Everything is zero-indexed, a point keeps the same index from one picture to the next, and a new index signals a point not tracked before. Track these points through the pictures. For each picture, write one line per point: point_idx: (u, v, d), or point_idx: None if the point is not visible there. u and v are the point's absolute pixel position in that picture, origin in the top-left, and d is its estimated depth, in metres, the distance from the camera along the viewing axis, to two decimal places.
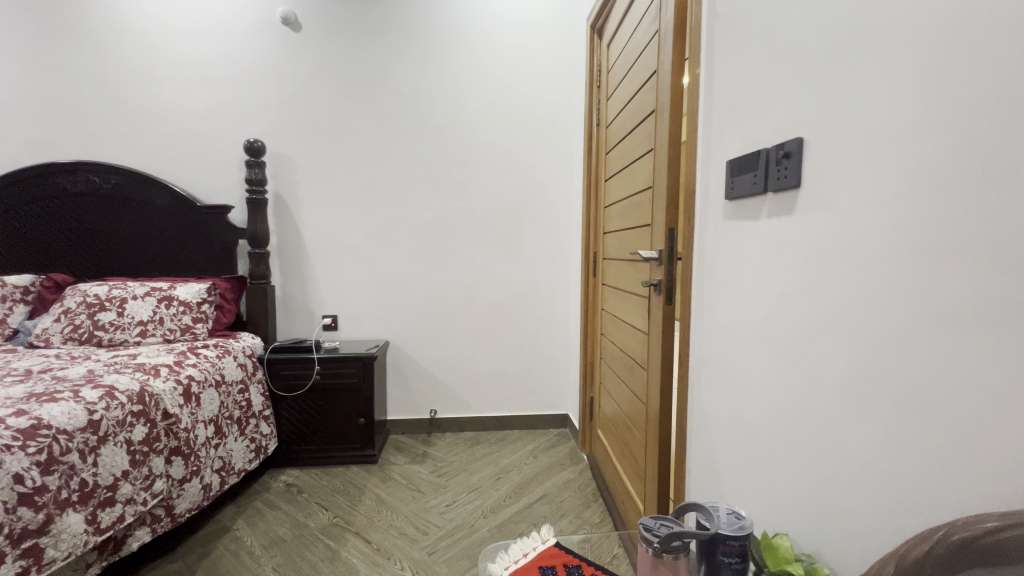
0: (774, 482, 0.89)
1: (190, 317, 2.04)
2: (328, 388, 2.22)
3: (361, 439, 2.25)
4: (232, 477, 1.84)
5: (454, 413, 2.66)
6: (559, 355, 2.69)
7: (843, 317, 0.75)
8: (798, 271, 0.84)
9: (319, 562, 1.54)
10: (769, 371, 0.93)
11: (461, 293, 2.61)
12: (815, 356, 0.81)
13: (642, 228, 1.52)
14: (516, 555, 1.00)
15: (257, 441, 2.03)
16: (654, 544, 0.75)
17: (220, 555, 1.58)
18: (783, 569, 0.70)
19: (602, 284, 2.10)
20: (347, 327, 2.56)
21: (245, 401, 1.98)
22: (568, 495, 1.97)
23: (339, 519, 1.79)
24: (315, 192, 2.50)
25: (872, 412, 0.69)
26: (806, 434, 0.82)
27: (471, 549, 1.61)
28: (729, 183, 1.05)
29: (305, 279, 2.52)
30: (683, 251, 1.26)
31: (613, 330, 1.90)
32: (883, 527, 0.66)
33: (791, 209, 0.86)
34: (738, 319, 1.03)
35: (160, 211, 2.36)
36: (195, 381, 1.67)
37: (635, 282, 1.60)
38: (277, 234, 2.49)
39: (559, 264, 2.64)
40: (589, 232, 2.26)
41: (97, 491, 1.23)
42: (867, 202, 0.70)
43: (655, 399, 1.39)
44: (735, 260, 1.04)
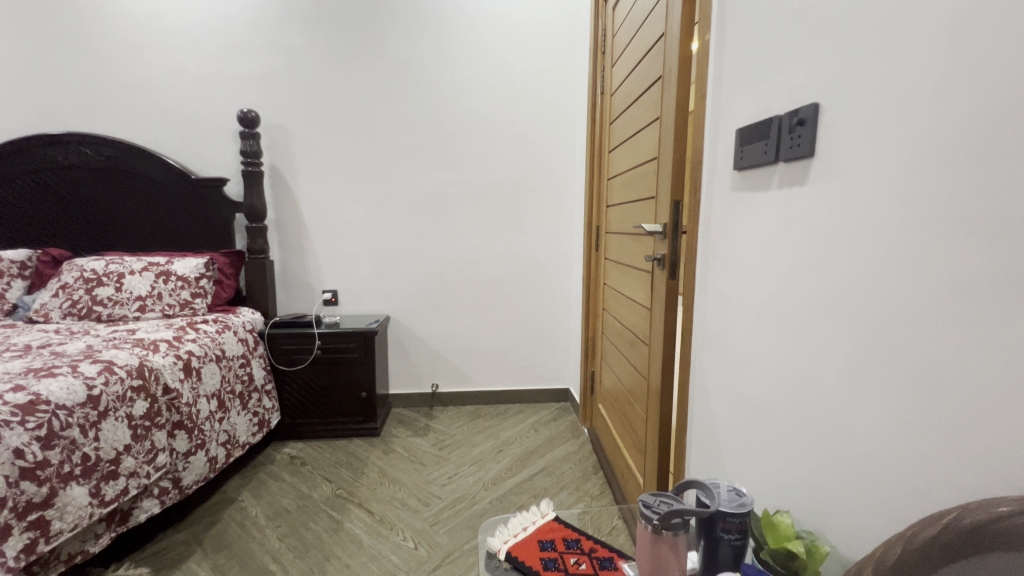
0: (776, 458, 0.88)
1: (188, 292, 2.03)
2: (330, 363, 2.22)
3: (363, 413, 2.27)
4: (237, 450, 1.86)
5: (456, 386, 2.67)
6: (561, 330, 2.69)
7: (852, 293, 0.72)
8: (807, 244, 0.81)
9: (323, 532, 1.57)
10: (774, 348, 0.91)
11: (462, 268, 2.59)
12: (820, 333, 0.78)
13: (646, 201, 1.48)
14: (515, 528, 1.00)
15: (260, 415, 2.05)
16: (653, 521, 0.74)
17: (226, 525, 1.61)
18: (783, 547, 0.70)
19: (605, 258, 2.06)
20: (347, 302, 2.55)
21: (247, 375, 1.99)
22: (568, 467, 1.99)
23: (342, 491, 1.81)
24: (311, 165, 2.44)
25: (878, 391, 0.67)
26: (810, 413, 0.80)
27: (472, 520, 1.63)
28: (738, 153, 1.00)
29: (304, 253, 2.50)
30: (688, 225, 1.22)
31: (615, 305, 1.88)
32: (886, 507, 0.65)
33: (803, 179, 0.82)
34: (742, 295, 1.01)
35: (155, 184, 2.32)
36: (196, 356, 1.67)
37: (638, 256, 1.57)
38: (274, 207, 2.45)
39: (561, 238, 2.61)
40: (592, 206, 2.22)
41: (100, 465, 1.25)
42: (883, 172, 0.66)
43: (657, 375, 1.38)
44: (741, 234, 1.01)
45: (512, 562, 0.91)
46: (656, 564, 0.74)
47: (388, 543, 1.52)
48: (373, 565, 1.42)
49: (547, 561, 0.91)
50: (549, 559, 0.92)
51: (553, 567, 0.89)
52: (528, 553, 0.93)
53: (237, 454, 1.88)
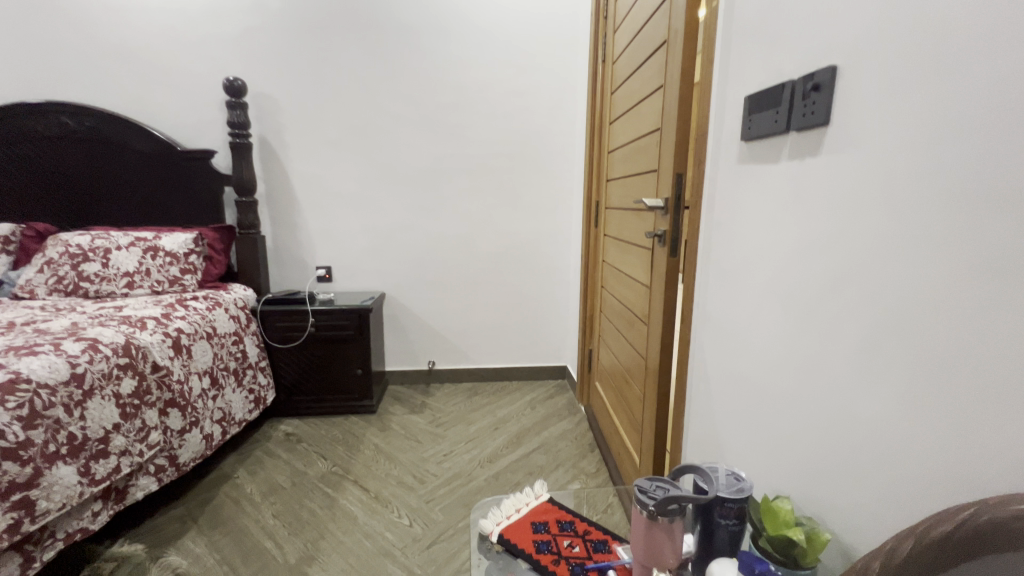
0: (778, 441, 0.85)
1: (177, 269, 1.99)
2: (324, 341, 2.19)
3: (359, 390, 2.26)
4: (233, 427, 1.85)
5: (453, 363, 2.66)
6: (559, 308, 2.65)
7: (864, 272, 0.68)
8: (817, 221, 0.76)
9: (317, 510, 1.57)
10: (777, 328, 0.87)
11: (459, 244, 2.53)
12: (829, 314, 0.74)
13: (647, 174, 1.42)
14: (508, 510, 0.99)
15: (256, 392, 2.03)
16: (649, 507, 0.71)
17: (221, 502, 1.60)
18: (784, 535, 0.67)
19: (604, 235, 2.01)
20: (342, 278, 2.50)
21: (241, 353, 1.96)
22: (564, 445, 1.98)
23: (337, 468, 1.81)
24: (302, 136, 2.36)
25: (889, 377, 0.64)
26: (815, 397, 0.77)
27: (467, 498, 1.63)
28: (746, 123, 0.94)
29: (296, 228, 2.44)
30: (691, 199, 1.17)
31: (614, 282, 1.84)
32: (892, 495, 0.62)
33: (817, 150, 0.76)
34: (747, 273, 0.97)
35: (140, 156, 2.24)
36: (186, 334, 1.63)
37: (638, 233, 1.52)
38: (264, 180, 2.38)
39: (560, 214, 2.54)
40: (591, 180, 2.15)
41: (88, 444, 1.23)
42: (905, 141, 0.60)
43: (655, 354, 1.35)
44: (747, 209, 0.96)
45: (504, 545, 0.90)
46: (651, 550, 0.72)
47: (383, 520, 1.52)
48: (367, 542, 1.42)
49: (540, 544, 0.89)
50: (542, 542, 0.90)
51: (546, 550, 0.88)
52: (520, 536, 0.91)
53: (234, 431, 1.87)
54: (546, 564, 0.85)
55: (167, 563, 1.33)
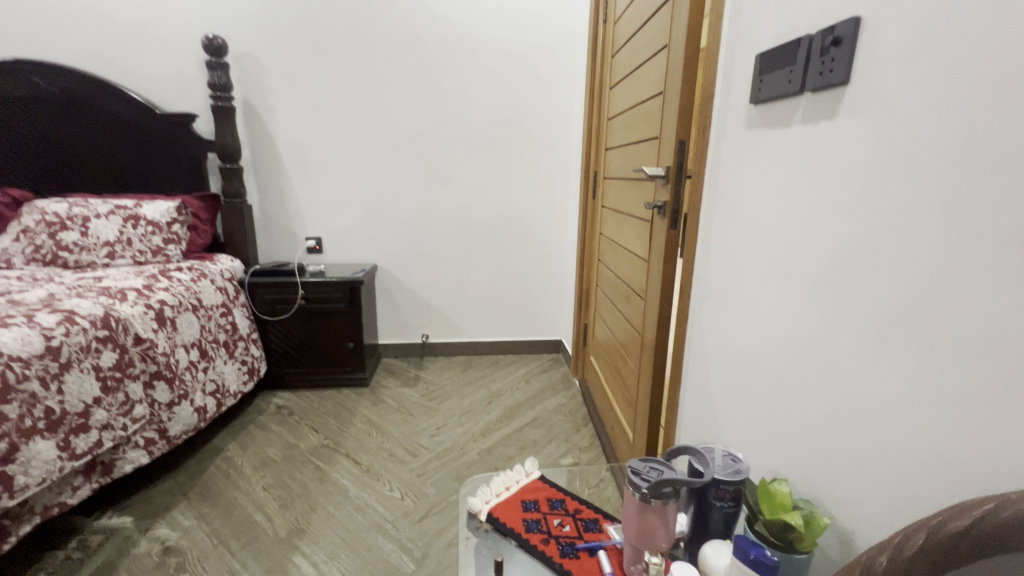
0: (777, 421, 0.82)
1: (160, 239, 1.92)
2: (315, 313, 2.15)
3: (351, 363, 2.23)
4: (228, 398, 1.83)
5: (447, 337, 2.63)
6: (554, 282, 2.61)
7: (879, 246, 0.63)
8: (831, 191, 0.71)
9: (309, 483, 1.56)
10: (781, 305, 0.83)
11: (453, 216, 2.47)
12: (839, 292, 0.70)
13: (648, 141, 1.35)
14: (498, 488, 0.96)
15: (249, 363, 2.00)
16: (642, 490, 0.68)
17: (212, 475, 1.59)
18: (780, 519, 0.65)
19: (602, 206, 1.95)
20: (332, 250, 2.44)
21: (231, 324, 1.91)
22: (558, 419, 1.97)
23: (328, 441, 1.79)
24: (288, 101, 2.25)
25: (901, 359, 0.60)
26: (819, 377, 0.74)
27: (459, 471, 1.62)
28: (756, 85, 0.87)
29: (284, 197, 2.36)
30: (694, 168, 1.11)
31: (611, 255, 1.78)
32: (896, 480, 0.59)
33: (833, 112, 0.70)
34: (751, 247, 0.92)
35: (117, 119, 2.14)
36: (170, 305, 1.58)
37: (637, 204, 1.45)
38: (249, 147, 2.29)
39: (557, 184, 2.47)
40: (590, 150, 2.07)
41: (67, 418, 1.20)
42: (934, 100, 0.55)
43: (651, 329, 1.31)
44: (754, 178, 0.90)
45: (493, 523, 0.88)
46: (643, 533, 0.70)
47: (375, 493, 1.51)
48: (358, 515, 1.41)
49: (529, 523, 0.88)
50: (531, 520, 0.89)
51: (536, 529, 0.86)
52: (510, 514, 0.90)
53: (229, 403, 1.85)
54: (535, 544, 0.83)
55: (156, 536, 1.32)
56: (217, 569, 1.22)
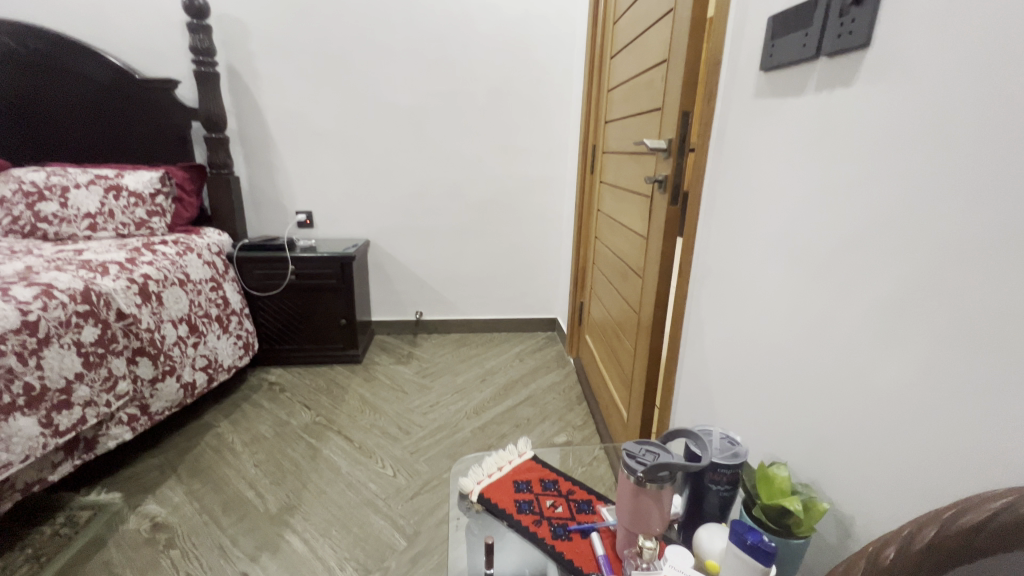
0: (777, 404, 0.80)
1: (143, 211, 1.86)
2: (306, 289, 2.11)
3: (343, 339, 2.20)
4: (221, 373, 1.80)
5: (441, 314, 2.60)
6: (550, 260, 2.57)
7: (895, 222, 0.59)
8: (845, 163, 0.67)
9: (300, 459, 1.55)
10: (785, 285, 0.80)
11: (447, 191, 2.40)
12: (849, 271, 0.66)
13: (650, 113, 1.29)
14: (490, 468, 0.95)
15: (244, 338, 1.96)
16: (637, 473, 0.66)
17: (202, 451, 1.57)
18: (778, 503, 0.63)
19: (600, 182, 1.90)
20: (323, 224, 2.38)
21: (223, 299, 1.87)
22: (552, 397, 1.96)
23: (320, 418, 1.78)
24: (274, 67, 2.16)
25: (914, 342, 0.56)
26: (824, 361, 0.71)
27: (452, 449, 1.62)
28: (767, 50, 0.82)
29: (273, 170, 2.28)
30: (698, 141, 1.06)
31: (609, 232, 1.74)
32: (901, 465, 0.57)
33: (851, 79, 0.65)
34: (756, 223, 0.88)
35: (95, 84, 2.04)
36: (154, 280, 1.53)
37: (637, 180, 1.40)
38: (235, 116, 2.20)
39: (555, 159, 2.40)
40: (589, 123, 2.01)
41: (48, 394, 1.18)
42: (965, 63, 0.50)
43: (648, 308, 1.28)
44: (763, 151, 0.85)
45: (485, 505, 0.87)
46: (637, 517, 0.68)
47: (367, 470, 1.50)
48: (350, 492, 1.41)
49: (521, 504, 0.86)
50: (523, 501, 0.87)
51: (527, 510, 0.85)
52: (501, 495, 0.88)
53: (222, 378, 1.83)
54: (527, 525, 0.82)
55: (146, 512, 1.31)
56: (207, 545, 1.21)
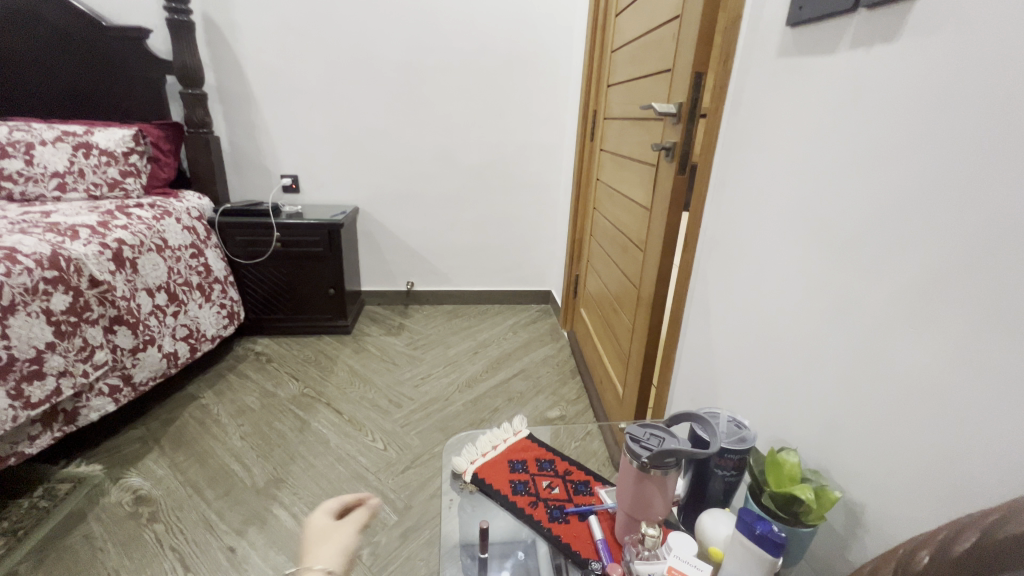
0: (787, 387, 0.77)
1: (116, 170, 1.75)
2: (292, 257, 2.03)
3: (332, 309, 2.14)
4: (204, 343, 1.74)
5: (432, 285, 2.54)
6: (545, 231, 2.50)
7: (934, 196, 0.53)
8: (880, 129, 0.61)
9: (288, 432, 1.51)
10: (802, 262, 0.75)
11: (439, 157, 2.31)
12: (877, 249, 0.61)
13: (659, 75, 1.21)
14: (484, 447, 0.91)
15: (228, 307, 1.89)
16: (641, 459, 0.62)
17: (186, 423, 1.53)
18: (788, 492, 0.60)
19: (600, 150, 1.81)
20: (310, 189, 2.28)
21: (205, 266, 1.79)
22: (545, 370, 1.94)
23: (309, 390, 1.74)
24: (254, 17, 2.01)
25: (948, 327, 0.52)
26: (841, 343, 0.67)
27: (443, 422, 1.59)
28: (796, 2, 0.75)
29: (255, 130, 2.16)
30: (711, 105, 0.99)
31: (608, 202, 1.68)
32: (925, 457, 0.54)
33: (892, 35, 0.59)
34: (774, 195, 0.82)
35: (58, 31, 1.89)
36: (129, 245, 1.45)
37: (641, 147, 1.33)
38: (213, 71, 2.06)
39: (553, 125, 2.30)
40: (590, 86, 1.90)
41: (16, 365, 1.12)
42: None
43: (649, 283, 1.24)
44: (785, 116, 0.79)
45: (479, 485, 0.84)
46: (639, 502, 0.65)
47: (356, 444, 1.47)
48: (339, 465, 1.38)
49: (517, 484, 0.84)
50: (519, 482, 0.85)
51: (523, 492, 0.82)
52: (496, 476, 0.85)
53: (206, 348, 1.77)
54: (523, 507, 0.79)
55: (128, 485, 1.27)
56: (192, 519, 1.18)
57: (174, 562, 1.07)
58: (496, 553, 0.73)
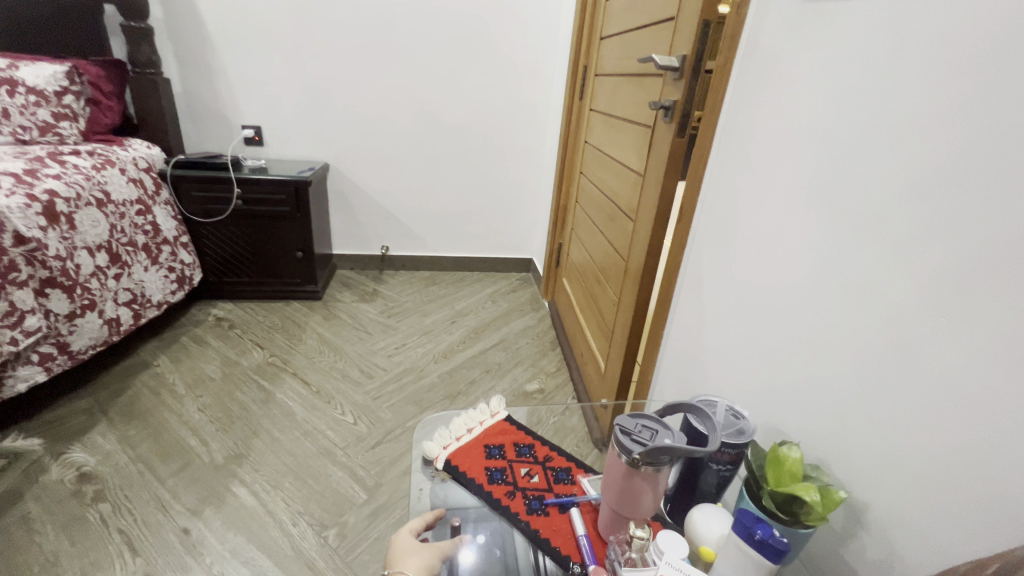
0: (788, 374, 0.71)
1: (48, 112, 1.55)
2: (255, 216, 1.88)
3: (300, 274, 2.01)
4: (150, 309, 1.60)
5: (408, 250, 2.42)
6: (529, 196, 2.39)
7: (988, 165, 0.46)
8: (923, 88, 0.52)
9: (251, 404, 1.42)
10: (813, 239, 0.68)
11: (416, 111, 2.14)
12: (904, 225, 0.54)
13: (660, 24, 1.09)
14: (458, 431, 0.85)
15: (178, 271, 1.75)
16: (632, 455, 0.55)
17: (138, 393, 1.42)
18: (788, 491, 0.55)
19: (589, 110, 1.70)
20: (275, 143, 2.10)
21: (152, 225, 1.63)
22: (525, 341, 1.88)
23: (274, 359, 1.64)
24: None
25: (987, 319, 0.45)
26: (851, 329, 0.60)
27: (418, 395, 1.52)
28: None
29: (212, 74, 1.96)
30: (720, 59, 0.88)
31: (597, 167, 1.58)
32: (945, 460, 0.49)
33: None
34: (786, 163, 0.74)
35: None
36: (63, 198, 1.29)
37: (636, 106, 1.23)
38: (161, 3, 1.83)
39: (539, 81, 2.15)
40: (580, 38, 1.76)
41: None
42: None
43: (638, 255, 1.16)
44: (808, 71, 0.70)
45: (451, 473, 0.78)
46: (626, 499, 0.59)
47: (324, 417, 1.39)
48: (305, 440, 1.30)
49: (493, 473, 0.78)
50: (495, 470, 0.78)
51: (500, 481, 0.76)
52: (471, 462, 0.79)
53: (152, 314, 1.63)
54: (499, 498, 0.73)
55: (71, 461, 1.18)
56: (142, 498, 1.10)
57: (121, 545, 0.99)
58: (471, 517, 0.72)
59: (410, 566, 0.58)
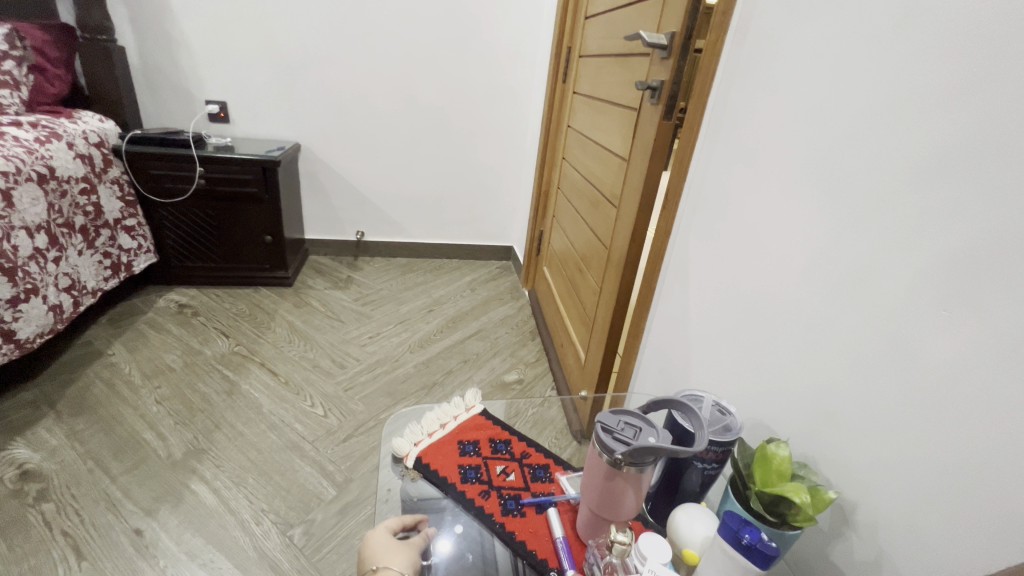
0: (776, 369, 0.68)
1: None
2: (220, 198, 1.78)
3: (269, 259, 1.92)
4: (87, 297, 1.49)
5: (385, 236, 2.34)
6: (510, 182, 2.33)
7: (995, 149, 0.42)
8: (927, 66, 0.49)
9: (213, 395, 1.35)
10: (803, 229, 0.64)
11: (393, 92, 2.05)
12: (903, 214, 0.51)
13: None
14: (431, 427, 0.81)
15: (114, 256, 1.62)
16: (614, 455, 0.51)
17: (89, 384, 1.33)
18: (776, 492, 0.52)
19: (572, 94, 1.65)
20: (242, 121, 1.99)
21: (94, 206, 1.52)
22: (504, 331, 1.84)
23: (240, 348, 1.56)
24: None
25: (987, 313, 0.43)
26: (842, 323, 0.58)
27: (392, 386, 1.47)
28: None
29: (171, 45, 1.83)
30: (712, 37, 0.84)
31: (579, 152, 1.53)
32: (939, 464, 0.46)
33: None
34: (776, 147, 0.70)
35: None
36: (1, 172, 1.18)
37: (621, 89, 1.18)
38: None
39: (522, 64, 2.09)
40: (564, 17, 1.69)
41: None
42: None
43: (621, 243, 1.12)
44: (803, 51, 0.66)
45: (422, 471, 0.73)
46: (606, 501, 0.55)
47: (292, 409, 1.33)
48: (272, 434, 1.24)
49: (467, 471, 0.73)
50: (469, 468, 0.74)
51: (474, 479, 0.72)
52: (443, 460, 0.75)
53: (88, 303, 1.52)
54: (473, 498, 0.69)
55: (13, 459, 1.09)
56: (91, 497, 1.03)
57: (66, 549, 0.92)
58: (443, 516, 0.68)
59: (399, 562, 0.55)
